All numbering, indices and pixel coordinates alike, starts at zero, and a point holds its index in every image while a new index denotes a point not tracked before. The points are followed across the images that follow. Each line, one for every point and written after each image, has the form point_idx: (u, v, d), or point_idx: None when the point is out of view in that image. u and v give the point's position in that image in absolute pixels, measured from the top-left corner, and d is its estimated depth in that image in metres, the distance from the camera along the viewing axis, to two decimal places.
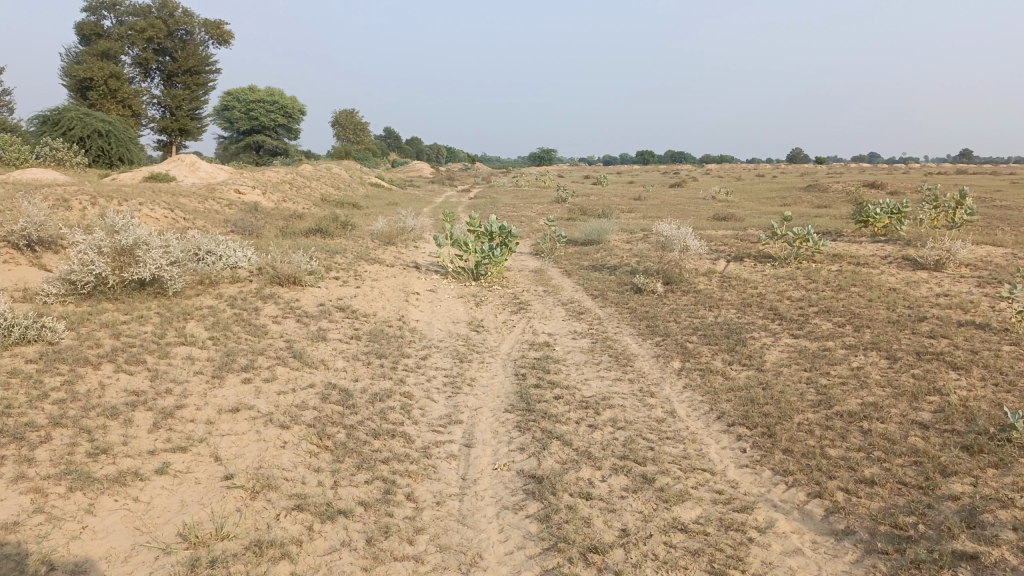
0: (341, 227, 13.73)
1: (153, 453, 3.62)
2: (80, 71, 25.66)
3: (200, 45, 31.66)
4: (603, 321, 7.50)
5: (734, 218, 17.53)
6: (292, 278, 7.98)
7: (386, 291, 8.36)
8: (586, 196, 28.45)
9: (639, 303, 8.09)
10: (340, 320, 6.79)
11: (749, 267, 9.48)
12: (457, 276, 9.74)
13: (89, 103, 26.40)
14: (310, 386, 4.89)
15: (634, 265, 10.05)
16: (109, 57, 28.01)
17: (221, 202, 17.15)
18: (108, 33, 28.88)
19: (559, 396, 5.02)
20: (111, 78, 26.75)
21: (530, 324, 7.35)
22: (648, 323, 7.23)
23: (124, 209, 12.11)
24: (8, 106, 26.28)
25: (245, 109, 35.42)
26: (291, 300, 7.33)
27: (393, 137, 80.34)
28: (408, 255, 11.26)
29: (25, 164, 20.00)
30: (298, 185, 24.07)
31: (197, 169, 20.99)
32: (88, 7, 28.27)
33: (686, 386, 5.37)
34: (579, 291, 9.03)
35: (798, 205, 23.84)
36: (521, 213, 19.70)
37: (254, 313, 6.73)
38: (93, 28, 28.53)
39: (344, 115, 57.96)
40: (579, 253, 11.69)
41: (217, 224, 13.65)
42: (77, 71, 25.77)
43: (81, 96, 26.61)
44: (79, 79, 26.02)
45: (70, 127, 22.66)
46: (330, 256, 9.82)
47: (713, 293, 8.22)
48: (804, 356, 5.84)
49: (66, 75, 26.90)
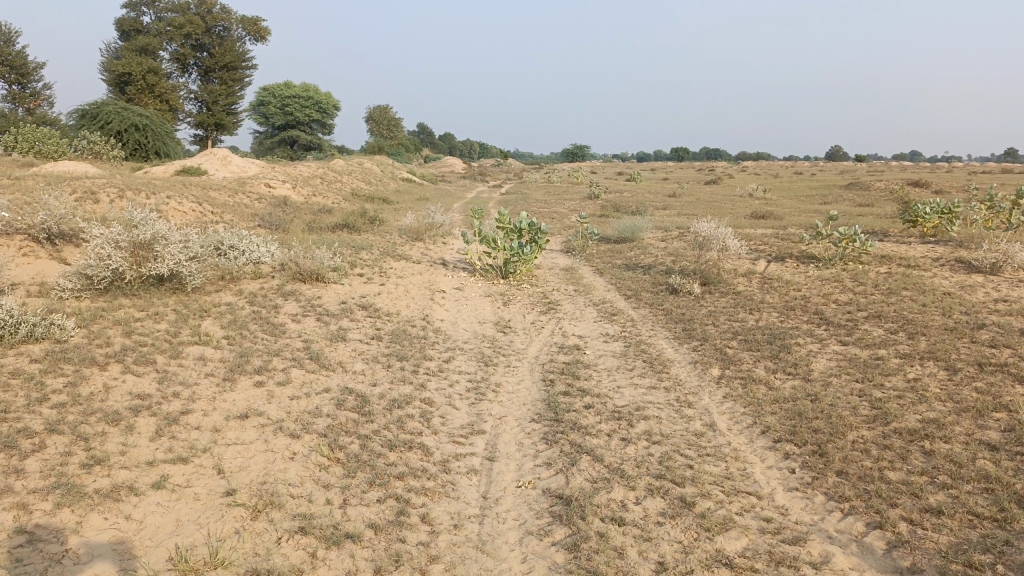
0: (370, 222, 13.52)
1: (152, 465, 3.38)
2: (119, 66, 25.89)
3: (236, 41, 31.79)
4: (636, 322, 7.15)
5: (772, 217, 17.01)
6: (315, 274, 7.76)
7: (411, 289, 8.09)
8: (619, 193, 28.02)
9: (674, 304, 7.72)
10: (362, 319, 6.53)
11: (791, 268, 9.06)
12: (484, 274, 9.45)
13: (128, 98, 26.64)
14: (326, 390, 4.61)
15: (669, 264, 9.67)
16: (148, 52, 28.24)
17: (251, 197, 17.07)
18: (147, 29, 29.11)
19: (590, 406, 4.68)
20: (149, 73, 26.95)
21: (559, 326, 7.02)
22: (684, 327, 6.86)
23: (152, 202, 12.02)
24: (48, 101, 26.62)
25: (279, 104, 35.53)
26: (312, 298, 7.10)
27: (425, 132, 80.34)
28: (436, 252, 11.00)
29: (63, 157, 20.17)
30: (329, 180, 24.00)
31: (229, 163, 21.00)
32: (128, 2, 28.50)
33: (727, 396, 5.00)
34: (612, 291, 8.69)
35: (838, 204, 23.17)
36: (553, 209, 19.39)
37: (273, 311, 6.49)
38: (133, 24, 28.76)
39: (377, 111, 58.06)
40: (612, 251, 11.33)
41: (245, 218, 13.53)
42: (115, 65, 26.00)
43: (120, 91, 26.86)
44: (117, 74, 26.27)
45: (108, 121, 22.81)
46: (356, 252, 9.60)
47: (753, 295, 7.82)
48: (855, 366, 5.43)
49: (105, 69, 27.14)
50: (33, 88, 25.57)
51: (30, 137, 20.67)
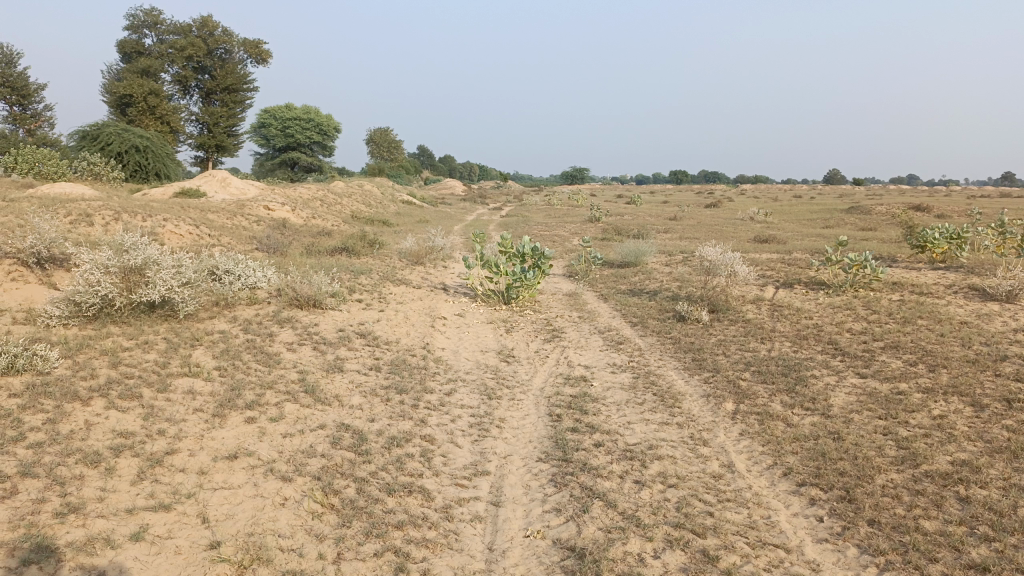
0: (369, 245, 13.31)
1: (131, 513, 3.13)
2: (120, 88, 25.82)
3: (238, 64, 31.80)
4: (644, 352, 6.91)
5: (775, 241, 16.83)
6: (312, 300, 7.52)
7: (411, 315, 7.86)
8: (620, 216, 27.87)
9: (683, 333, 7.48)
10: (360, 348, 6.29)
11: (800, 295, 8.83)
12: (486, 299, 9.23)
13: (128, 119, 26.55)
14: (321, 427, 4.37)
15: (675, 290, 9.45)
16: (149, 74, 28.21)
17: (250, 219, 16.87)
18: (149, 51, 29.10)
19: (600, 444, 4.43)
20: (150, 95, 26.89)
21: (565, 355, 6.78)
22: (693, 357, 6.62)
23: (148, 225, 11.81)
24: (49, 122, 26.55)
25: (280, 126, 35.50)
26: (309, 325, 6.86)
27: (425, 154, 80.49)
28: (436, 276, 10.78)
29: (62, 178, 20.01)
30: (329, 202, 23.86)
31: (228, 185, 20.85)
32: (130, 25, 28.53)
33: (743, 433, 4.75)
34: (617, 318, 8.45)
35: (841, 228, 23.03)
36: (554, 233, 19.22)
37: (268, 339, 6.25)
38: (135, 46, 28.76)
39: (378, 133, 58.14)
40: (615, 276, 11.12)
41: (243, 241, 13.33)
42: (117, 87, 25.95)
43: (120, 113, 26.78)
44: (119, 96, 26.20)
45: (109, 142, 22.68)
46: (355, 276, 9.37)
47: (763, 323, 7.59)
48: (876, 401, 5.19)
49: (106, 91, 27.08)
50: (34, 110, 25.47)
51: (29, 158, 20.52)
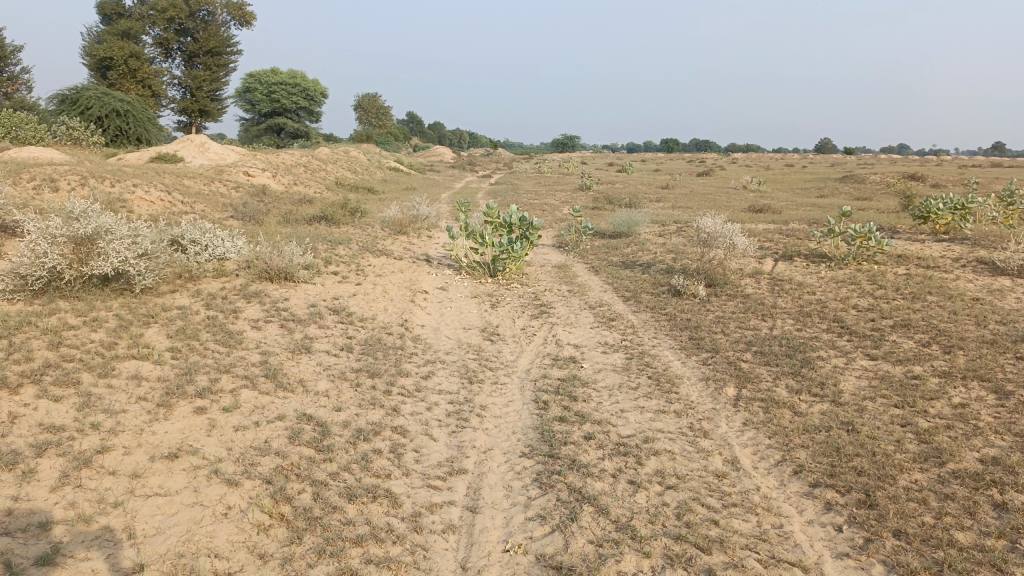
0: (350, 214, 12.77)
1: (44, 528, 2.68)
2: (99, 50, 24.93)
3: (221, 26, 30.82)
4: (638, 329, 6.47)
5: (770, 211, 16.38)
6: (283, 273, 7.04)
7: (389, 289, 7.37)
8: (611, 184, 27.36)
9: (679, 309, 7.03)
10: (332, 325, 5.82)
11: (801, 268, 8.41)
12: (471, 272, 8.75)
13: (108, 83, 25.69)
14: (279, 418, 3.91)
15: (670, 262, 8.99)
16: (129, 36, 27.26)
17: (229, 186, 16.26)
18: (129, 12, 28.07)
19: (590, 437, 4.00)
20: (131, 58, 25.99)
21: (552, 333, 6.33)
22: (688, 335, 6.19)
23: (116, 192, 11.22)
24: (26, 85, 25.66)
25: (265, 90, 34.57)
26: (278, 300, 6.37)
27: (413, 121, 79.22)
28: (419, 246, 10.28)
29: (39, 144, 19.31)
30: (313, 168, 23.21)
31: (206, 151, 20.18)
32: None
33: (747, 422, 4.32)
34: (608, 292, 8.01)
35: (835, 198, 22.59)
36: (545, 202, 18.69)
37: (232, 316, 5.77)
38: (114, 7, 27.73)
39: (366, 98, 56.98)
40: (607, 247, 10.65)
41: (218, 209, 12.75)
42: (96, 50, 25.05)
43: (100, 76, 25.91)
44: (98, 58, 25.31)
45: (89, 106, 21.89)
46: (332, 247, 8.87)
47: (764, 298, 7.16)
48: (890, 387, 4.77)
49: (85, 53, 26.13)
50: (10, 72, 24.54)
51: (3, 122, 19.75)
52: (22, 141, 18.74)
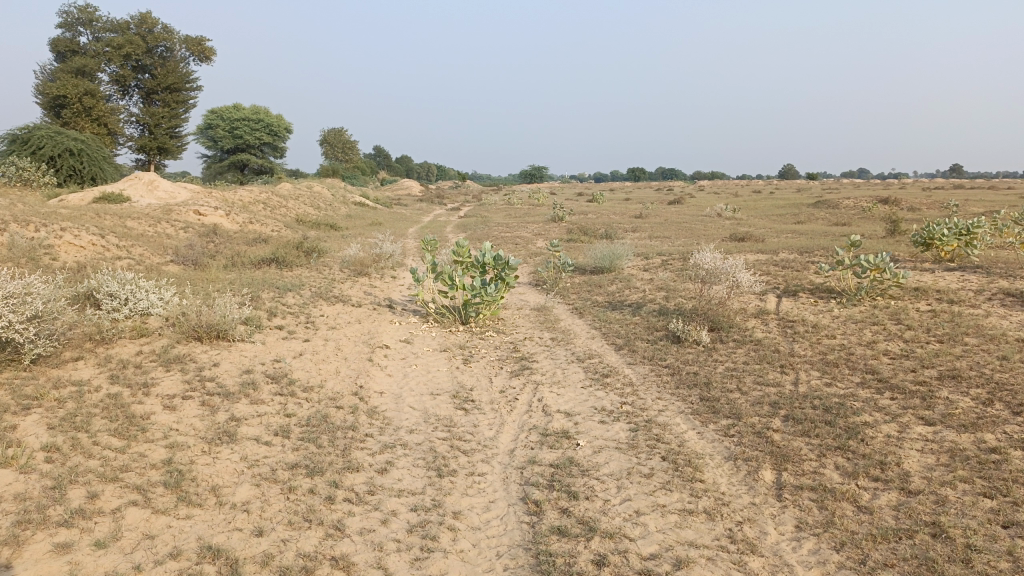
0: (305, 255, 11.67)
1: None
2: (51, 88, 23.68)
3: (180, 62, 29.77)
4: (638, 388, 5.46)
5: (752, 239, 15.60)
6: (215, 330, 5.96)
7: (343, 345, 6.29)
8: (583, 214, 26.54)
9: (682, 360, 6.04)
10: (268, 400, 4.72)
11: (810, 305, 7.51)
12: (439, 319, 7.70)
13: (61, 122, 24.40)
14: (174, 556, 2.82)
15: (662, 302, 8.04)
16: (84, 74, 26.05)
17: (177, 226, 15.06)
18: (84, 49, 26.85)
19: (602, 562, 2.96)
20: (86, 96, 24.75)
21: (538, 396, 5.29)
22: (700, 396, 5.19)
23: (39, 238, 10.01)
24: None
25: (227, 127, 33.45)
26: (205, 368, 5.26)
27: (380, 155, 78.38)
28: (381, 290, 9.23)
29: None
30: (273, 205, 22.09)
31: (155, 189, 18.98)
32: (63, 21, 26.29)
33: (802, 527, 3.31)
34: (596, 339, 7.02)
35: (812, 223, 22.01)
36: (517, 235, 17.74)
37: (143, 394, 4.64)
38: (68, 44, 26.48)
39: (331, 133, 55.90)
40: (589, 284, 9.69)
41: (159, 252, 11.56)
42: (48, 87, 23.79)
43: (53, 115, 24.63)
44: (51, 96, 24.04)
45: (41, 145, 20.64)
46: (279, 295, 7.78)
47: (777, 343, 6.22)
48: (970, 466, 3.80)
49: (36, 91, 24.85)
50: None
51: None
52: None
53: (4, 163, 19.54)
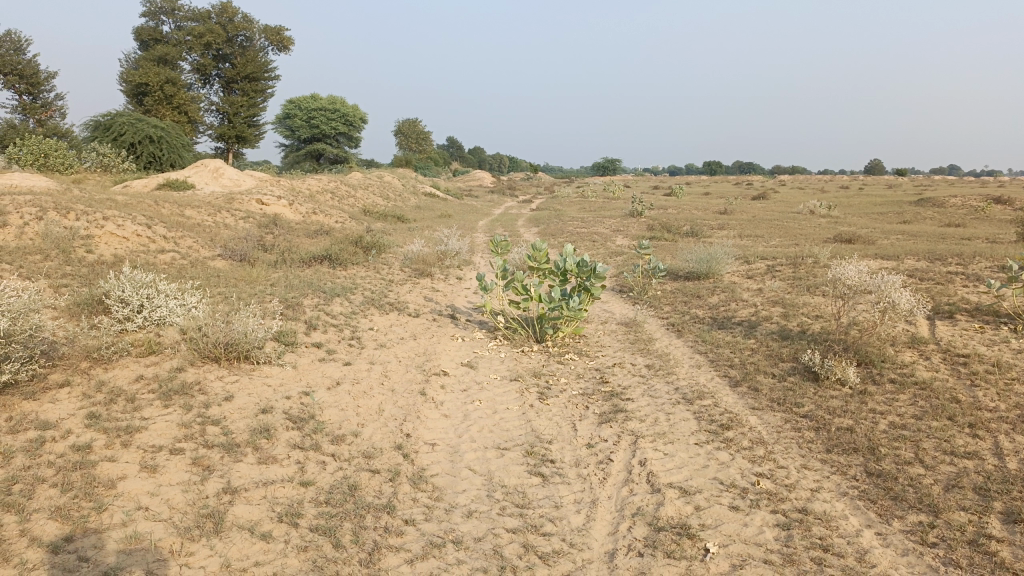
0: (364, 250, 10.60)
1: None
2: (133, 76, 23.44)
3: (260, 51, 29.35)
4: (775, 451, 4.07)
5: (861, 241, 13.83)
6: (236, 349, 4.84)
7: (391, 371, 5.09)
8: (662, 210, 24.89)
9: (826, 408, 4.61)
10: (282, 458, 3.53)
11: (979, 334, 5.93)
12: (509, 336, 6.44)
13: (143, 110, 24.19)
14: None
15: (781, 322, 6.57)
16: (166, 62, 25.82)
17: (237, 216, 14.24)
18: (166, 38, 26.68)
19: None
20: (167, 84, 24.46)
21: (640, 457, 3.96)
22: (865, 471, 3.78)
23: (78, 228, 9.18)
24: (56, 113, 24.51)
25: (303, 116, 33.04)
26: (212, 404, 4.12)
27: (454, 146, 77.94)
28: (443, 295, 8.04)
29: (68, 172, 17.78)
30: (342, 195, 21.29)
31: (220, 176, 18.33)
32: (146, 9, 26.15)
33: None
34: (705, 369, 5.64)
35: (920, 224, 19.86)
36: (594, 232, 16.35)
37: (121, 446, 3.53)
38: (151, 33, 26.32)
39: (406, 123, 55.45)
40: (686, 294, 8.28)
41: (209, 244, 10.67)
42: (130, 75, 23.56)
43: (134, 103, 24.44)
44: (132, 84, 23.82)
45: (122, 132, 20.31)
46: (325, 301, 6.66)
47: (954, 391, 4.72)
48: None
49: (120, 79, 24.72)
50: (44, 99, 24.04)
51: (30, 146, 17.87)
52: (48, 169, 17.41)
53: (83, 150, 19.26)
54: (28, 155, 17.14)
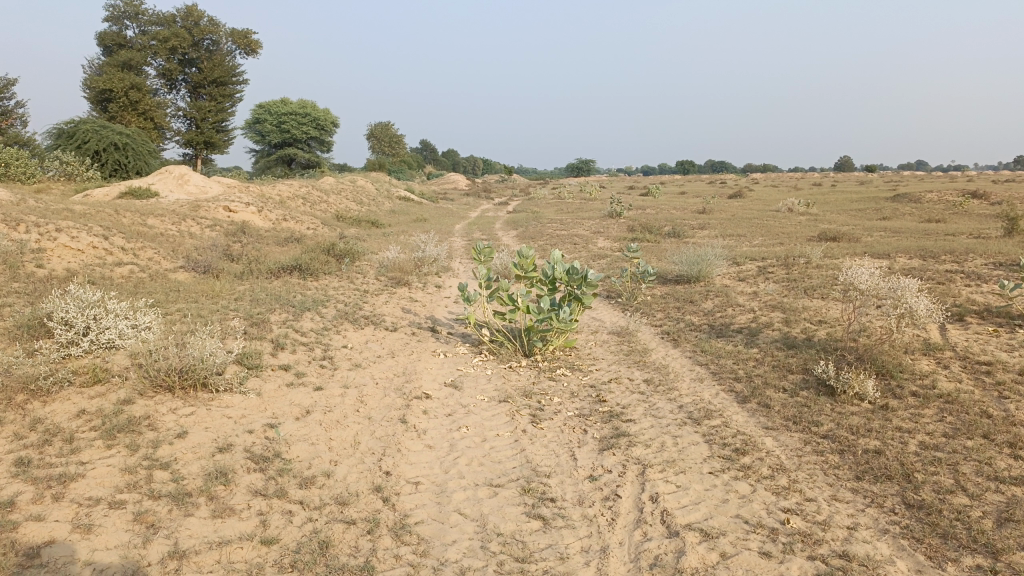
0: (337, 258, 10.08)
1: None
2: (97, 82, 22.64)
3: (228, 56, 28.59)
4: (799, 480, 3.64)
5: (847, 239, 13.54)
6: (192, 377, 4.31)
7: (367, 396, 4.60)
8: (641, 210, 24.56)
9: (848, 427, 4.20)
10: (241, 509, 3.04)
11: (995, 338, 5.57)
12: (495, 350, 5.98)
13: (108, 116, 23.38)
14: None
15: (784, 329, 6.16)
16: (131, 67, 25.00)
17: (204, 224, 13.63)
18: (130, 42, 25.88)
19: None
20: (132, 89, 23.65)
21: (651, 492, 3.51)
22: (903, 502, 3.37)
23: (28, 241, 8.57)
24: (16, 120, 23.63)
25: (274, 121, 32.33)
26: (161, 444, 3.59)
27: (428, 149, 77.34)
28: (423, 305, 7.54)
29: (29, 181, 17.00)
30: (314, 201, 20.70)
31: (185, 183, 17.65)
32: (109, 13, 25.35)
33: None
34: (709, 383, 5.21)
35: (900, 220, 19.70)
36: (574, 234, 15.92)
37: (51, 499, 2.99)
38: (115, 38, 25.51)
39: (378, 127, 54.79)
40: (679, 299, 7.87)
41: (171, 255, 10.07)
42: (94, 81, 22.75)
43: (99, 110, 23.63)
44: (96, 90, 23.02)
45: (86, 140, 19.56)
46: (294, 317, 6.14)
47: (982, 404, 4.34)
48: None
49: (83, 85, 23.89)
50: (4, 106, 23.15)
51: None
52: (10, 179, 16.67)
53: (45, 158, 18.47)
54: None
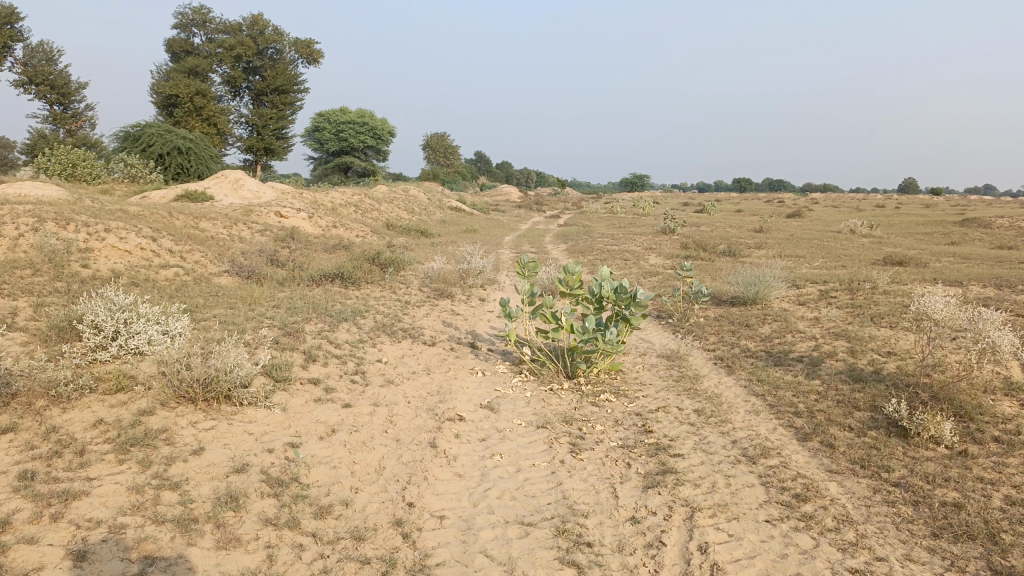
0: (382, 267, 9.91)
1: None
2: (164, 87, 23.11)
3: (290, 64, 28.99)
4: (869, 536, 3.24)
5: (914, 263, 12.87)
6: (215, 388, 4.11)
7: (397, 416, 4.34)
8: (696, 227, 23.99)
9: (923, 476, 3.77)
10: (248, 540, 2.79)
11: None
12: (537, 370, 5.67)
13: (174, 122, 23.85)
14: None
15: (848, 360, 5.72)
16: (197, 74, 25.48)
17: (254, 229, 13.66)
18: (197, 50, 26.44)
19: None
20: (198, 95, 24.05)
21: (700, 541, 3.16)
22: (991, 569, 2.95)
23: (77, 240, 8.59)
24: (86, 123, 24.27)
25: (332, 129, 32.68)
26: (174, 462, 3.38)
27: (481, 161, 77.59)
28: (465, 320, 7.28)
29: (97, 182, 17.38)
30: (366, 208, 20.73)
31: (240, 187, 17.81)
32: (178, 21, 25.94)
33: None
34: (766, 416, 4.81)
35: (970, 246, 18.78)
36: (625, 250, 15.54)
37: (48, 520, 2.78)
38: (183, 45, 26.07)
39: (434, 137, 55.12)
40: (735, 322, 7.45)
41: (218, 259, 10.03)
42: (161, 86, 23.23)
43: (165, 115, 24.14)
44: (164, 96, 23.51)
45: (151, 143, 19.94)
46: (330, 327, 5.93)
47: None
48: None
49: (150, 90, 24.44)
50: (75, 109, 23.77)
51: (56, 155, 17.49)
52: (79, 178, 17.09)
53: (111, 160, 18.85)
54: (57, 164, 16.79)
